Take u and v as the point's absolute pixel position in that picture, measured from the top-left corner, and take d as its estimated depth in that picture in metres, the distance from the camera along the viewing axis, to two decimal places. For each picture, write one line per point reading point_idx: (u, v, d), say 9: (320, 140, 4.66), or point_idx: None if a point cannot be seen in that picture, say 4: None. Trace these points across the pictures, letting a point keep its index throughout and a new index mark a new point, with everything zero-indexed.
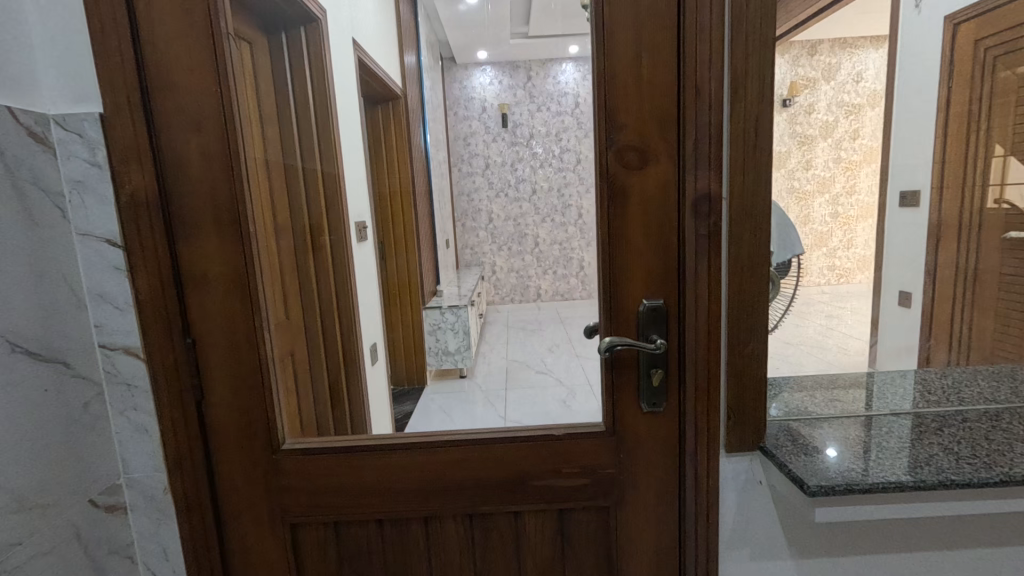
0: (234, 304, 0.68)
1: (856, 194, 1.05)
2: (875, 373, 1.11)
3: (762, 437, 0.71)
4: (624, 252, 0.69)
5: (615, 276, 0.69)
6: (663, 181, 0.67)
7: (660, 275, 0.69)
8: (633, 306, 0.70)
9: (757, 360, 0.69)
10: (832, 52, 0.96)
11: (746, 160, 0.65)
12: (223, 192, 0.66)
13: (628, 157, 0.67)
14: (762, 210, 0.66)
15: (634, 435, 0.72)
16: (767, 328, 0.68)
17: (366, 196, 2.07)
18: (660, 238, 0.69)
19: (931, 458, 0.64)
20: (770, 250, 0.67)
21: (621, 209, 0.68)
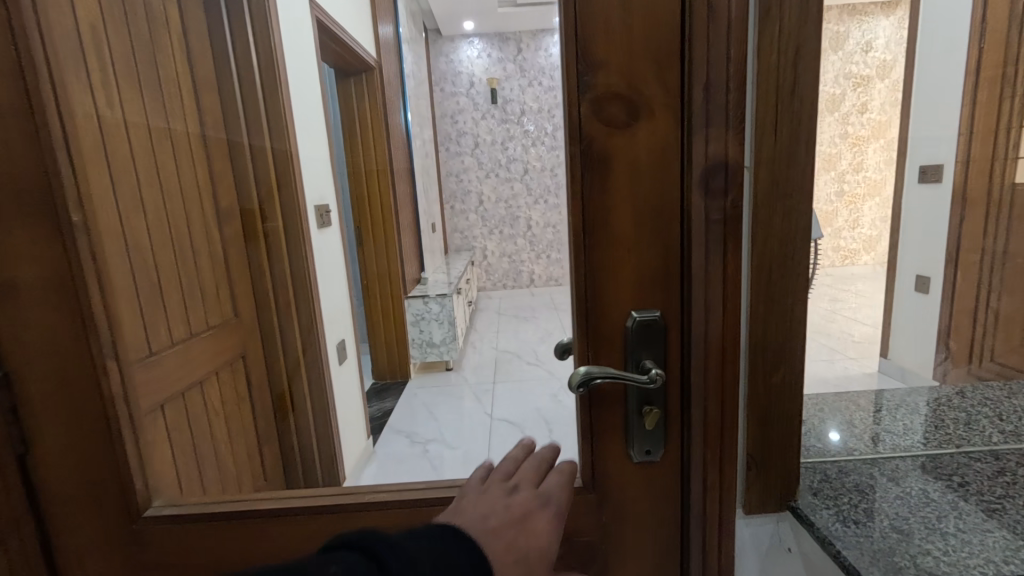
0: (60, 337, 0.53)
1: (863, 170, 0.78)
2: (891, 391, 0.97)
3: (795, 494, 0.52)
4: (606, 246, 0.49)
5: (594, 280, 0.50)
6: (663, 144, 0.47)
7: (659, 277, 0.50)
8: (618, 320, 0.51)
9: (789, 390, 0.50)
10: (840, 16, 0.63)
11: (778, 112, 0.46)
12: (40, 191, 0.50)
13: (610, 111, 0.46)
14: (799, 183, 0.47)
15: (620, 492, 0.53)
16: (801, 346, 0.50)
17: (327, 176, 1.81)
18: (658, 226, 0.49)
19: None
20: (809, 240, 0.48)
21: (602, 185, 0.48)
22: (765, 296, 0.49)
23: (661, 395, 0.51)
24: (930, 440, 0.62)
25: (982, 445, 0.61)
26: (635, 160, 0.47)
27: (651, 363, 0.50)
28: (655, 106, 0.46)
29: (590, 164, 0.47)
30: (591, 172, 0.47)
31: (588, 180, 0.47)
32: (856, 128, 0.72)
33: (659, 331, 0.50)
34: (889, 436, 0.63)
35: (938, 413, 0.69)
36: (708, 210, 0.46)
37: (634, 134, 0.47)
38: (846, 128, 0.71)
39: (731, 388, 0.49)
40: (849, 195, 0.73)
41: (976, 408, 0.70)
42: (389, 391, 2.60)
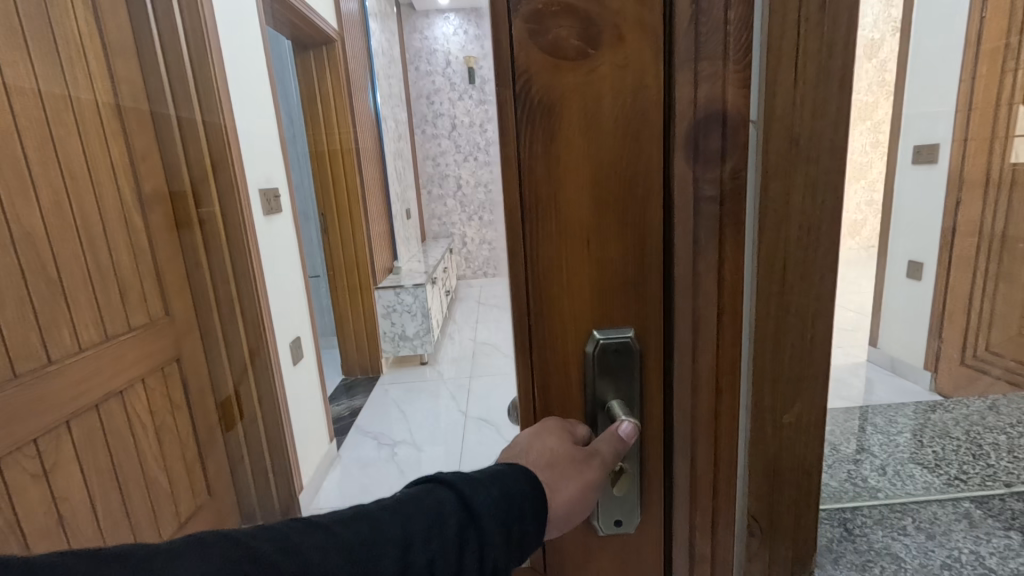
0: None
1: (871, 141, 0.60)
2: None
3: (810, 562, 0.39)
4: (556, 238, 0.34)
5: (540, 288, 0.35)
6: (637, 88, 0.32)
7: (633, 283, 0.35)
8: (574, 341, 0.36)
9: (806, 431, 0.37)
10: None
11: (803, 38, 0.31)
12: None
13: (558, 35, 0.31)
14: (828, 145, 0.33)
15: (580, 572, 0.40)
16: (822, 372, 0.37)
17: (276, 160, 1.62)
18: (632, 210, 0.34)
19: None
20: (839, 226, 0.34)
21: (546, 148, 0.33)
22: (778, 307, 0.35)
23: (636, 449, 0.38)
24: (966, 475, 0.50)
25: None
26: (595, 112, 0.32)
27: (621, 412, 0.36)
28: (625, 29, 0.31)
29: (527, 119, 0.32)
30: (531, 128, 0.33)
31: (527, 143, 0.33)
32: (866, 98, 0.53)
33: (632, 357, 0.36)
34: (920, 470, 0.51)
35: (971, 437, 0.57)
36: (698, 184, 0.32)
37: (592, 71, 0.32)
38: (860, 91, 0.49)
39: (728, 435, 0.35)
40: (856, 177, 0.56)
41: (1016, 429, 0.58)
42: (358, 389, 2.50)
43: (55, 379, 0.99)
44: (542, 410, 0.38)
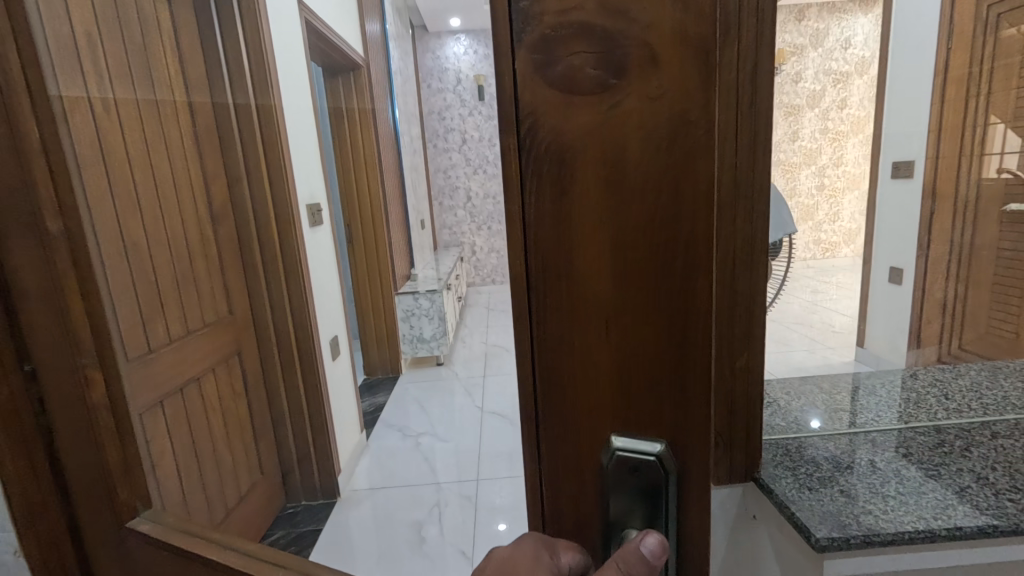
0: (65, 381, 0.60)
1: (845, 165, 0.96)
2: (861, 374, 0.99)
3: (756, 465, 0.58)
4: (568, 307, 0.33)
5: (549, 360, 0.33)
6: (675, 124, 0.28)
7: (659, 364, 0.32)
8: (587, 419, 0.34)
9: (753, 373, 0.56)
10: (823, 15, 0.81)
11: (738, 122, 0.51)
12: (19, 194, 0.56)
13: (571, 64, 0.28)
14: (757, 186, 0.53)
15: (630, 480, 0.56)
16: (764, 331, 0.56)
17: (320, 177, 1.82)
18: (662, 283, 0.31)
19: (963, 494, 0.53)
20: (769, 234, 0.54)
21: (556, 209, 0.31)
22: (730, 287, 0.54)
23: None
24: (877, 420, 0.69)
25: (927, 421, 0.67)
26: (618, 160, 0.29)
27: (638, 530, 0.35)
28: (658, 48, 0.28)
29: (536, 174, 0.31)
30: (542, 179, 0.31)
31: (535, 203, 0.31)
32: (836, 125, 0.92)
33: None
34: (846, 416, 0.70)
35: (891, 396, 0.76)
36: None
37: (614, 107, 0.29)
38: (826, 123, 0.89)
39: None
40: (831, 188, 0.92)
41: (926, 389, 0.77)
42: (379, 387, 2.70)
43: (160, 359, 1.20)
44: (548, 491, 0.36)
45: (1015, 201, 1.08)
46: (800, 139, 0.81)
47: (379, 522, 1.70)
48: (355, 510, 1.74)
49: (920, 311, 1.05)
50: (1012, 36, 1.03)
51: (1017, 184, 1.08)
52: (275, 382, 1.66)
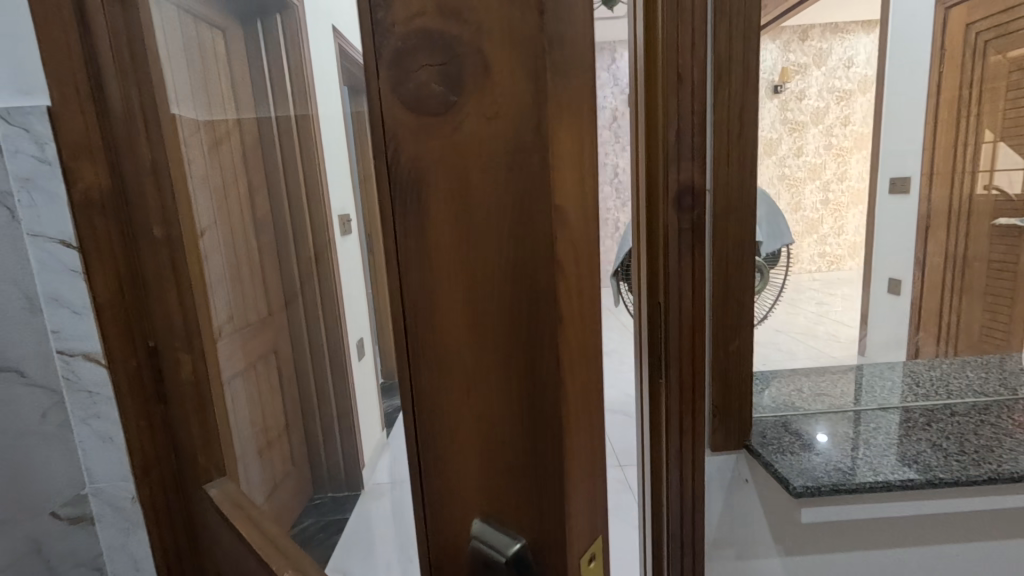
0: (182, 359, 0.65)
1: (849, 180, 1.10)
2: (863, 367, 1.10)
3: (748, 436, 0.70)
4: (442, 354, 0.30)
5: (425, 408, 0.31)
6: (513, 147, 0.25)
7: (524, 432, 0.28)
8: (457, 483, 0.31)
9: (743, 356, 0.68)
10: (821, 38, 1.05)
11: (730, 149, 0.63)
12: (149, 190, 0.60)
13: (420, 81, 0.26)
14: (747, 200, 0.65)
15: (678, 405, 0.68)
16: (753, 322, 0.68)
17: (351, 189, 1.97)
18: (514, 337, 0.27)
19: (916, 456, 0.66)
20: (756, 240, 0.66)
21: (419, 240, 0.29)
22: (724, 284, 0.67)
23: None
24: (860, 403, 0.81)
25: (898, 400, 0.81)
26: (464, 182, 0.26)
27: None
28: (491, 54, 0.24)
29: (403, 201, 0.29)
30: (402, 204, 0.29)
31: (405, 233, 0.29)
32: (838, 141, 1.09)
33: (663, 313, 0.67)
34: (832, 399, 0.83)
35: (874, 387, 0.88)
36: (680, 221, 0.64)
37: (459, 129, 0.26)
38: (829, 140, 1.08)
39: (700, 349, 0.67)
40: (836, 205, 1.10)
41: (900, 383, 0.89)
42: None
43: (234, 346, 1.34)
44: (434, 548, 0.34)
45: (1005, 217, 1.09)
46: (804, 156, 0.95)
47: None
48: None
49: (918, 316, 1.14)
50: (999, 63, 1.05)
51: (1007, 202, 1.08)
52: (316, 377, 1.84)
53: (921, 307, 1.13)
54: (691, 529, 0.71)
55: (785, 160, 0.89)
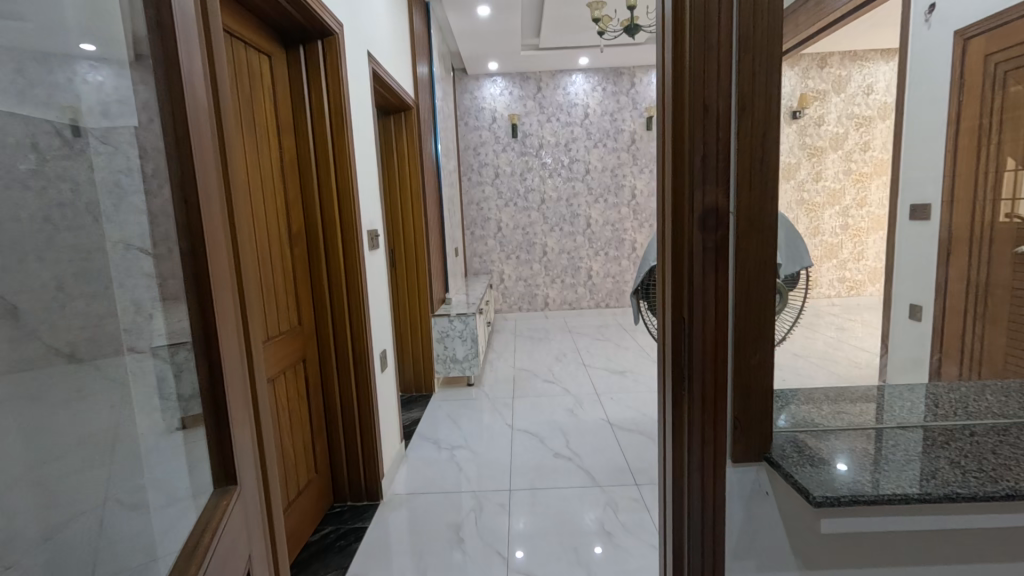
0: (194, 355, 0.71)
1: (868, 206, 1.08)
2: (885, 388, 1.07)
3: (769, 447, 0.73)
4: None
5: None
6: None
7: None
8: None
9: (764, 370, 0.71)
10: (843, 64, 0.99)
11: (754, 175, 0.67)
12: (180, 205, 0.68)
13: None
14: (768, 223, 0.68)
15: (713, 404, 0.71)
16: (773, 338, 0.71)
17: (376, 204, 2.05)
18: None
19: (929, 472, 0.68)
20: (777, 259, 0.70)
21: None
22: (746, 300, 0.70)
23: None
24: (881, 422, 0.83)
25: (918, 420, 0.83)
26: None
27: None
28: None
29: None
30: None
31: None
32: (859, 166, 1.05)
33: (687, 326, 0.71)
34: (864, 419, 0.84)
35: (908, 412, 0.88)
36: (705, 239, 0.68)
37: None
38: (849, 164, 1.05)
39: (721, 359, 0.71)
40: (854, 229, 1.06)
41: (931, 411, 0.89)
42: (415, 404, 2.96)
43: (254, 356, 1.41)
44: None
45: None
46: (823, 180, 0.98)
47: (413, 522, 1.84)
48: (392, 515, 1.87)
49: (942, 341, 1.14)
50: (1019, 92, 1.13)
51: None
52: (342, 389, 1.84)
53: (943, 333, 1.15)
54: (710, 535, 0.74)
55: (803, 185, 0.92)
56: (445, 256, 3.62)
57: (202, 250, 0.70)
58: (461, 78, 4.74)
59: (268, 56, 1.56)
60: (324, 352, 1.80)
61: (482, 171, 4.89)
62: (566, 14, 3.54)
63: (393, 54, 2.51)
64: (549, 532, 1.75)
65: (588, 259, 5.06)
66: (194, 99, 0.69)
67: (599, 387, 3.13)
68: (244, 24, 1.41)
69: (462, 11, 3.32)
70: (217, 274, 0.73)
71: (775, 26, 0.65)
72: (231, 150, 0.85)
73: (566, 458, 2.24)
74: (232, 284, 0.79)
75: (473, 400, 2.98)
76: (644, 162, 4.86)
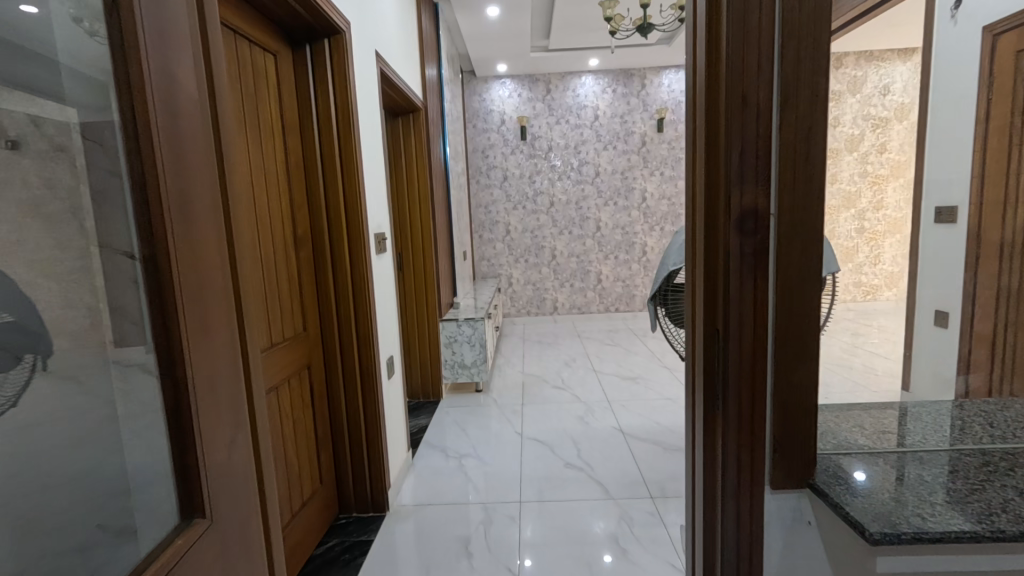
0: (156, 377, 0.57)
1: (885, 209, 0.99)
2: (921, 402, 1.00)
3: (812, 474, 0.66)
4: None
5: None
6: None
7: None
8: None
9: (806, 389, 0.65)
10: (858, 63, 0.87)
11: (797, 175, 0.61)
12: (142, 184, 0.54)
13: None
14: (812, 227, 0.62)
15: (751, 425, 0.65)
16: (816, 355, 0.65)
17: (383, 207, 2.01)
18: None
19: (974, 494, 0.63)
20: (820, 267, 0.63)
21: None
22: (786, 313, 0.63)
23: None
24: (930, 443, 0.76)
25: (949, 435, 0.78)
26: None
27: None
28: None
29: None
30: None
31: None
32: (874, 167, 0.95)
33: (720, 340, 0.65)
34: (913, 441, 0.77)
35: (959, 430, 0.81)
36: (743, 245, 0.61)
37: None
38: (866, 166, 0.93)
39: (759, 376, 0.64)
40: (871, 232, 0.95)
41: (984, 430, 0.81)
42: (422, 410, 2.91)
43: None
44: None
45: None
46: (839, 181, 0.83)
47: (421, 532, 1.79)
48: (401, 524, 1.83)
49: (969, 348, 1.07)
50: None
51: None
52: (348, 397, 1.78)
53: (971, 341, 1.07)
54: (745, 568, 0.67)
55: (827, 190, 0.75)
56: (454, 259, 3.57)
57: (174, 246, 0.56)
58: (469, 80, 4.70)
59: (274, 56, 1.52)
60: (330, 357, 1.75)
61: (490, 173, 4.84)
62: (576, 15, 3.50)
63: (403, 54, 2.46)
64: (561, 545, 1.68)
65: (598, 263, 4.99)
66: (186, 77, 0.60)
67: (609, 393, 3.06)
68: (250, 21, 1.36)
69: (472, 12, 3.28)
70: (200, 274, 0.60)
71: (821, 10, 0.59)
72: (229, 147, 0.79)
73: (577, 468, 2.18)
74: (226, 288, 0.66)
75: (482, 406, 2.92)
76: (655, 164, 4.80)
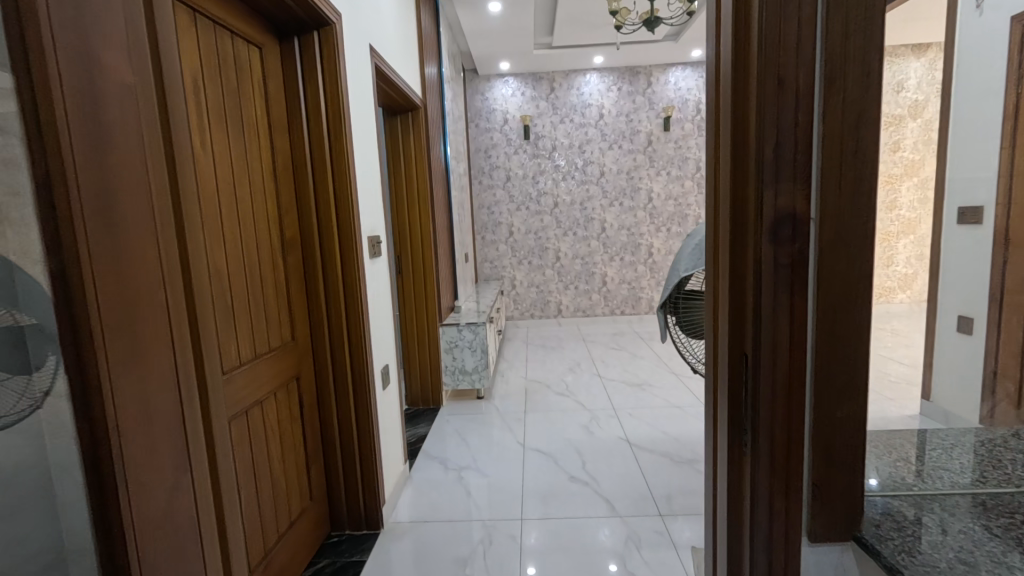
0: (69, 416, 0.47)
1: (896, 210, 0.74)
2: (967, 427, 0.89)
3: (857, 524, 0.57)
4: None
5: None
6: None
7: None
8: None
9: (853, 425, 0.55)
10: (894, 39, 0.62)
11: (843, 172, 0.51)
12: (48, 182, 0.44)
13: None
14: (861, 234, 0.52)
15: (787, 467, 0.55)
16: (864, 386, 0.55)
17: (378, 209, 1.92)
18: None
19: (1011, 523, 0.56)
20: (871, 281, 0.53)
21: None
22: (828, 335, 0.54)
23: None
24: (993, 479, 0.65)
25: (972, 454, 0.71)
26: None
27: None
28: None
29: None
30: None
31: None
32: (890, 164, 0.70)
33: (748, 366, 0.55)
34: (973, 476, 0.66)
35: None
36: (777, 256, 0.51)
37: None
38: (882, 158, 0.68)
39: (797, 410, 0.54)
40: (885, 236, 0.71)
41: None
42: (421, 419, 2.82)
43: (238, 378, 1.27)
44: None
45: None
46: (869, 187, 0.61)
47: (418, 552, 1.69)
48: (397, 543, 1.74)
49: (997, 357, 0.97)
50: None
51: None
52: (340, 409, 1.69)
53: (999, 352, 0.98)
54: None
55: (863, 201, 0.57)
56: (455, 262, 3.48)
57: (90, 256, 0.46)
58: (472, 79, 4.61)
59: (260, 49, 1.43)
60: (320, 367, 1.67)
61: (493, 174, 4.75)
62: (579, 10, 3.39)
63: (400, 50, 2.37)
64: (565, 567, 1.58)
65: (603, 265, 4.88)
66: (111, 52, 0.50)
67: (615, 401, 2.95)
68: (231, 12, 1.27)
69: (473, 8, 3.18)
70: (127, 289, 0.50)
71: None
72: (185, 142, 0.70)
73: (582, 483, 2.07)
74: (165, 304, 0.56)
75: (483, 414, 2.83)
76: (662, 164, 4.69)
